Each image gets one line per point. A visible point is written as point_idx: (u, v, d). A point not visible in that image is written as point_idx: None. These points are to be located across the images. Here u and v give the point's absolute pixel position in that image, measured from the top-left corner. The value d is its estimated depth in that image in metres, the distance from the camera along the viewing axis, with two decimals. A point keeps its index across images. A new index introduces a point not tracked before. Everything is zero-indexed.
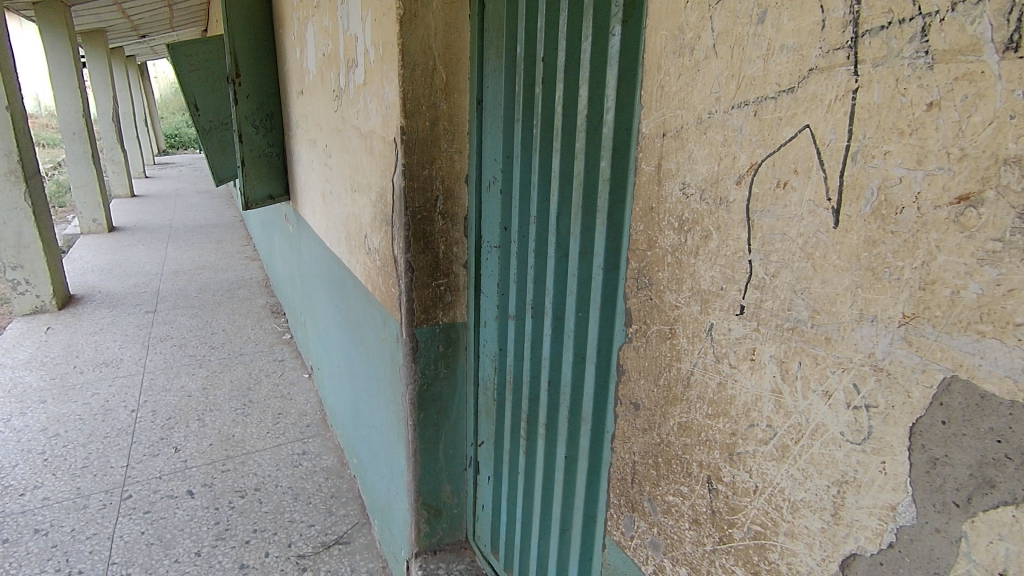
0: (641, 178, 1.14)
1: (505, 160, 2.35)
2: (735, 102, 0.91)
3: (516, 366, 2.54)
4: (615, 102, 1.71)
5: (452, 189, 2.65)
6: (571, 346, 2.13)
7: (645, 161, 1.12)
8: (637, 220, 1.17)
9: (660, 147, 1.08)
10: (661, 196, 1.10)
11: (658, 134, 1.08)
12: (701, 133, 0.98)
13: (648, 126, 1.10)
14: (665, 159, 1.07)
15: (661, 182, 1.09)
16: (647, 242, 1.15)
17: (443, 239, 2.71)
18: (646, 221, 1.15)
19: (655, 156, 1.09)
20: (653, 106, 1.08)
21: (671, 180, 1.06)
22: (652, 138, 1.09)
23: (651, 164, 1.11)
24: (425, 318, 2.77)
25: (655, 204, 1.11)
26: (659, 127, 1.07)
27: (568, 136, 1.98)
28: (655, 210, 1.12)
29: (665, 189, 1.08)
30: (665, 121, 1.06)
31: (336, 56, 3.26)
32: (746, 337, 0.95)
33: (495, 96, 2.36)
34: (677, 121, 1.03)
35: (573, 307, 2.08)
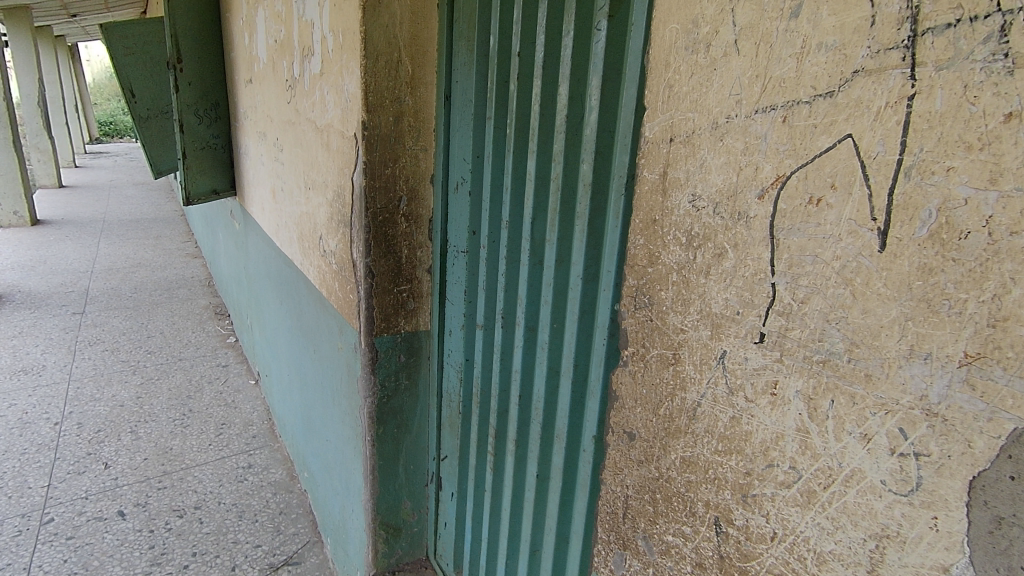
0: (642, 187, 1.03)
1: (475, 160, 2.21)
2: (759, 105, 0.81)
3: (483, 378, 2.41)
4: (599, 103, 1.61)
5: (417, 189, 2.49)
6: (545, 359, 2.02)
7: (647, 168, 1.01)
8: (636, 232, 1.06)
9: (666, 154, 0.97)
10: (665, 208, 0.99)
11: (664, 138, 0.97)
12: (716, 139, 0.88)
13: (652, 129, 0.99)
14: (671, 166, 0.97)
15: (666, 191, 0.98)
16: (647, 258, 1.04)
17: (406, 243, 2.54)
18: (646, 234, 1.04)
19: (660, 163, 0.99)
20: (659, 107, 0.97)
21: (678, 191, 0.96)
22: (657, 143, 0.99)
23: (654, 172, 1.00)
24: (386, 327, 2.60)
25: (657, 216, 1.01)
26: (666, 130, 0.96)
27: (545, 137, 1.87)
28: (658, 222, 1.01)
29: (671, 200, 0.98)
30: (672, 124, 0.95)
31: (290, 43, 3.03)
32: (766, 369, 0.85)
33: (464, 92, 2.21)
34: (687, 125, 0.92)
35: (548, 318, 1.97)
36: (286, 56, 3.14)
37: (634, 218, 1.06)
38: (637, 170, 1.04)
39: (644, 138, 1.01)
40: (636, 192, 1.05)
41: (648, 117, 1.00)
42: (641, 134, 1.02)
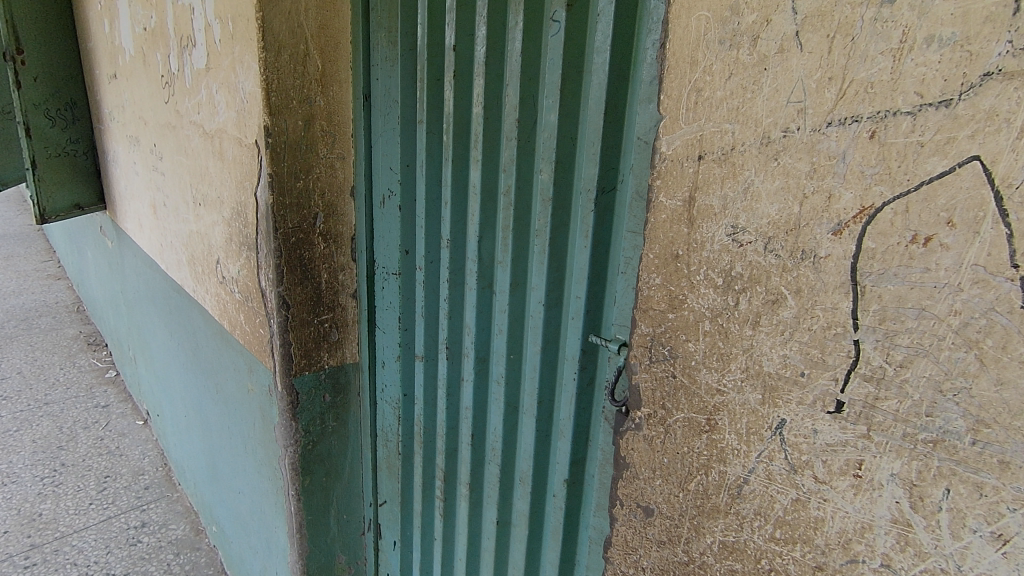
0: (658, 214, 0.84)
1: (405, 169, 1.93)
2: (834, 116, 0.63)
3: (426, 415, 2.13)
4: (557, 106, 1.41)
5: (335, 204, 2.15)
6: (501, 393, 1.79)
7: (666, 190, 0.82)
8: (650, 270, 0.86)
9: (694, 174, 0.78)
10: (693, 241, 0.80)
11: (690, 155, 0.78)
12: (768, 158, 0.69)
13: (673, 143, 0.80)
14: (700, 190, 0.78)
15: (692, 220, 0.79)
16: (666, 302, 0.85)
17: (325, 266, 2.20)
18: (665, 272, 0.84)
19: (685, 186, 0.79)
20: (684, 116, 0.78)
21: (712, 221, 0.77)
22: (680, 162, 0.79)
23: (676, 197, 0.81)
24: (307, 364, 2.25)
25: (681, 250, 0.82)
26: (693, 147, 0.77)
27: (490, 144, 1.64)
28: (681, 258, 0.82)
29: (700, 232, 0.78)
30: (702, 138, 0.76)
31: (165, 32, 2.56)
32: (845, 446, 0.68)
33: (388, 92, 1.93)
34: (725, 140, 0.73)
35: (502, 348, 1.74)
36: (161, 48, 2.65)
37: (648, 252, 0.87)
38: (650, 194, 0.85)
39: (659, 155, 0.82)
40: (651, 220, 0.85)
41: (666, 129, 0.81)
42: (657, 149, 0.83)
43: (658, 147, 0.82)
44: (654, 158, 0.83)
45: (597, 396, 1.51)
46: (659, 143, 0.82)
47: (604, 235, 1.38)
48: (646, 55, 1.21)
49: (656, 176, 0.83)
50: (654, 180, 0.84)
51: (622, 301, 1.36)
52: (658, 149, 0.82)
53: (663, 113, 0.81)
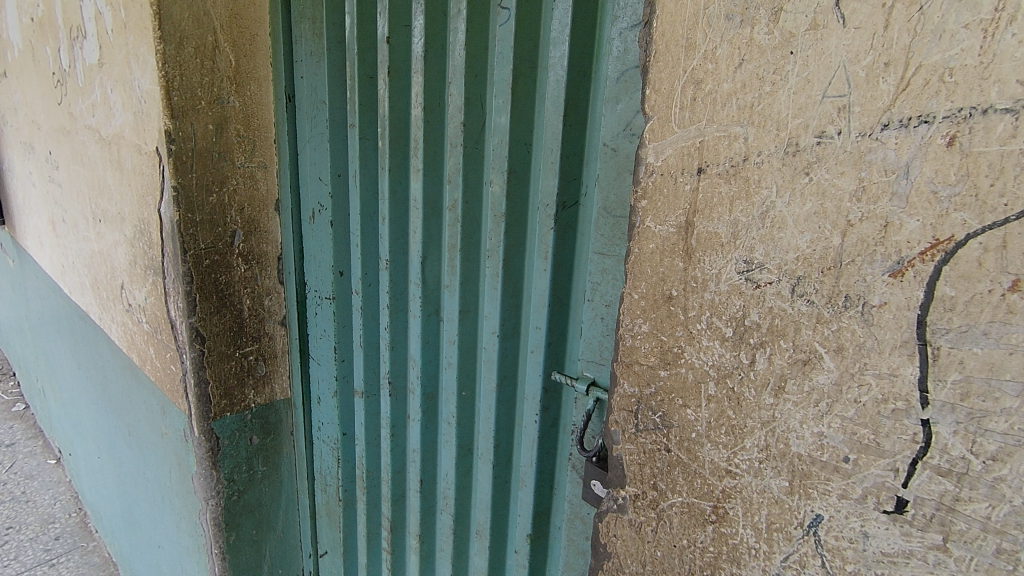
0: (644, 236, 0.78)
1: (337, 179, 1.70)
2: (901, 116, 0.54)
3: (369, 457, 1.89)
4: (507, 106, 1.21)
5: (256, 220, 1.88)
6: (452, 435, 1.57)
7: (652, 214, 0.77)
8: (631, 312, 0.82)
9: (696, 187, 0.71)
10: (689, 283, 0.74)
11: (689, 164, 0.72)
12: (799, 172, 0.62)
13: (664, 150, 0.74)
14: (698, 212, 0.71)
15: (689, 256, 0.73)
16: (656, 355, 0.80)
17: (247, 291, 1.92)
18: (655, 310, 0.78)
19: (682, 205, 0.73)
20: (682, 113, 0.72)
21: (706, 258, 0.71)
22: (671, 172, 0.74)
23: (665, 221, 0.75)
24: (228, 404, 1.97)
25: (669, 283, 0.76)
26: (689, 154, 0.72)
27: (433, 152, 1.43)
28: (674, 299, 0.76)
29: (698, 266, 0.72)
30: (702, 143, 0.70)
31: (53, 22, 2.22)
32: (910, 558, 0.60)
33: (315, 92, 1.69)
34: (743, 145, 0.66)
35: (452, 385, 1.53)
36: (49, 41, 2.30)
37: (637, 289, 0.80)
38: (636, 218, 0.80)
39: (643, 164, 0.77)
40: (634, 252, 0.80)
41: (654, 131, 0.76)
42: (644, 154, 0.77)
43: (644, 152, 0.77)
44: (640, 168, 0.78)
45: (562, 438, 1.33)
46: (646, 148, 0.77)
47: (565, 257, 1.20)
48: (613, 47, 1.05)
49: (644, 196, 0.78)
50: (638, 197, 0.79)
51: (588, 332, 1.19)
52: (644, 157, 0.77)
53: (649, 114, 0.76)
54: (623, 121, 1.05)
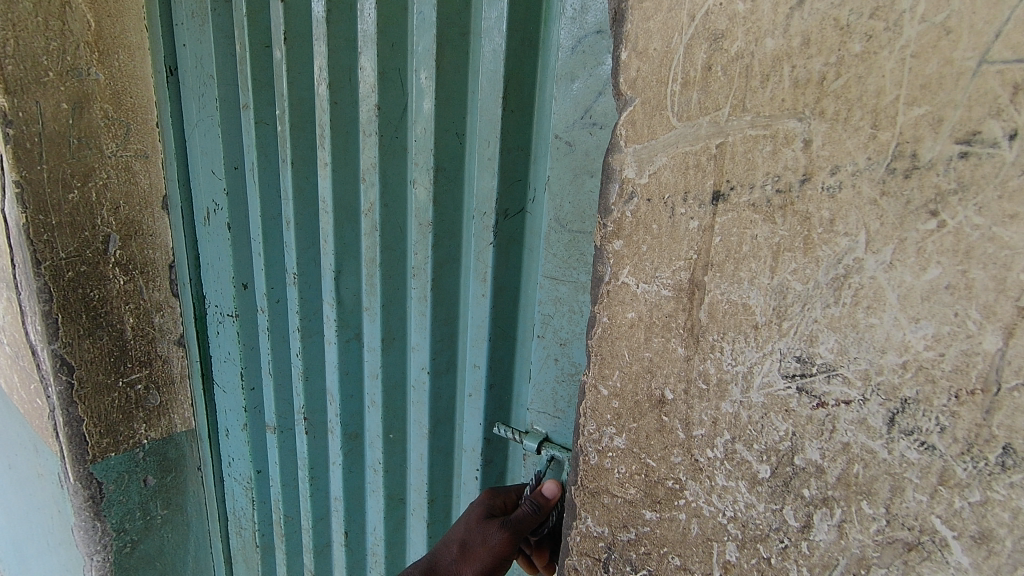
0: (617, 293, 0.63)
1: (232, 171, 1.38)
2: None
3: (286, 500, 1.61)
4: (432, 84, 0.93)
5: (137, 220, 1.54)
6: (379, 483, 1.31)
7: (625, 261, 0.62)
8: (597, 418, 0.68)
9: (713, 216, 0.54)
10: (690, 379, 0.59)
11: (700, 186, 0.55)
12: (920, 208, 0.44)
13: (654, 152, 0.57)
14: (705, 265, 0.56)
15: (691, 334, 0.58)
16: (640, 488, 0.66)
17: (130, 307, 1.58)
18: (633, 394, 0.64)
19: (682, 250, 0.57)
20: (690, 93, 0.54)
21: (715, 338, 0.57)
22: (658, 187, 0.58)
23: (652, 278, 0.60)
24: (113, 444, 1.63)
25: (657, 367, 0.61)
26: (696, 160, 0.54)
27: (347, 142, 1.13)
28: (665, 403, 0.61)
29: (703, 348, 0.57)
30: (725, 142, 0.52)
31: None
32: None
33: (200, 62, 1.36)
34: (805, 149, 0.48)
35: (377, 427, 1.26)
36: None
37: (606, 380, 0.67)
38: (602, 261, 0.65)
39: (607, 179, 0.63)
40: (602, 325, 0.65)
41: (630, 117, 0.59)
42: (614, 145, 0.61)
43: (613, 144, 0.61)
44: (604, 185, 0.63)
45: None
46: (615, 138, 0.61)
47: (508, 279, 0.96)
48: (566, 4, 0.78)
49: (617, 232, 0.62)
50: (603, 234, 0.64)
51: (539, 378, 0.94)
52: (608, 159, 0.62)
53: (629, 92, 0.59)
54: (580, 106, 0.78)
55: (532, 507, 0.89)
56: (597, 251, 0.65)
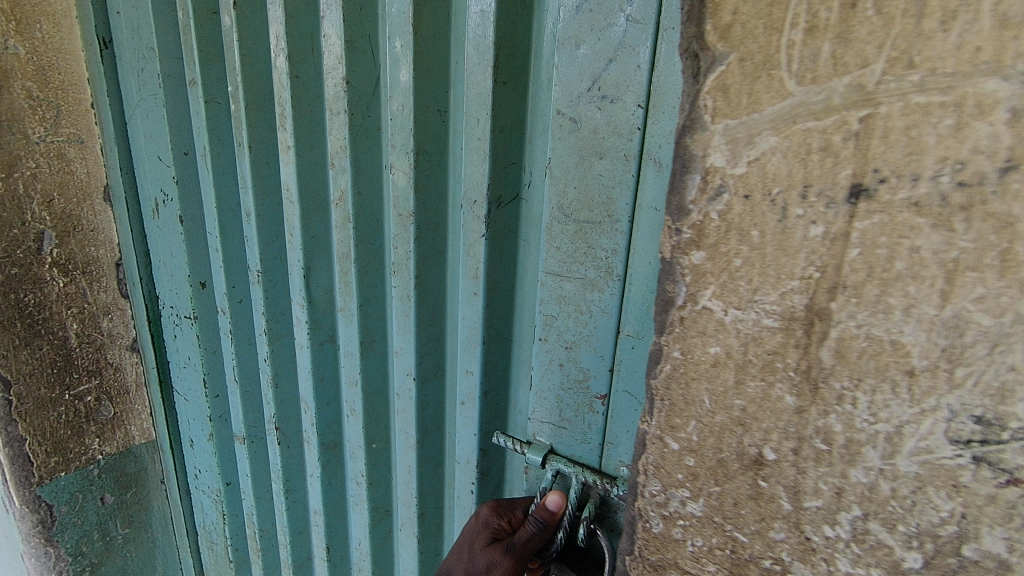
0: (696, 322, 0.51)
1: (182, 157, 1.23)
2: None
3: (260, 513, 1.49)
4: (409, 52, 0.81)
5: (75, 215, 1.37)
6: (362, 497, 1.20)
7: (708, 279, 0.49)
8: (663, 478, 0.56)
9: (849, 220, 0.41)
10: (802, 437, 0.47)
11: (825, 179, 0.41)
12: None
13: (756, 131, 0.44)
14: (831, 288, 0.43)
15: (807, 380, 0.45)
16: (723, 567, 0.54)
17: (73, 312, 1.41)
18: (715, 446, 0.52)
19: (798, 267, 0.44)
20: (819, 42, 0.39)
21: (840, 387, 0.44)
22: (762, 180, 0.44)
23: (749, 302, 0.47)
24: (63, 462, 1.48)
25: (753, 419, 0.49)
26: (824, 140, 0.41)
27: (313, 122, 1.00)
28: (764, 465, 0.49)
29: (825, 399, 0.45)
30: (876, 114, 0.38)
31: None
32: None
33: (136, 32, 1.19)
34: (1013, 123, 0.34)
35: (358, 437, 1.15)
36: None
37: (676, 432, 0.55)
38: (672, 279, 0.52)
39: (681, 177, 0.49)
40: (676, 362, 0.53)
41: (721, 80, 0.45)
42: (696, 121, 0.47)
43: (694, 118, 0.47)
44: (680, 175, 0.49)
45: None
46: (700, 112, 0.46)
47: (502, 275, 0.85)
48: None
49: (697, 242, 0.49)
50: (677, 242, 0.50)
51: (542, 386, 0.84)
52: (687, 142, 0.48)
53: (720, 46, 0.44)
54: (587, 75, 0.66)
55: (538, 527, 0.80)
56: (665, 266, 0.52)
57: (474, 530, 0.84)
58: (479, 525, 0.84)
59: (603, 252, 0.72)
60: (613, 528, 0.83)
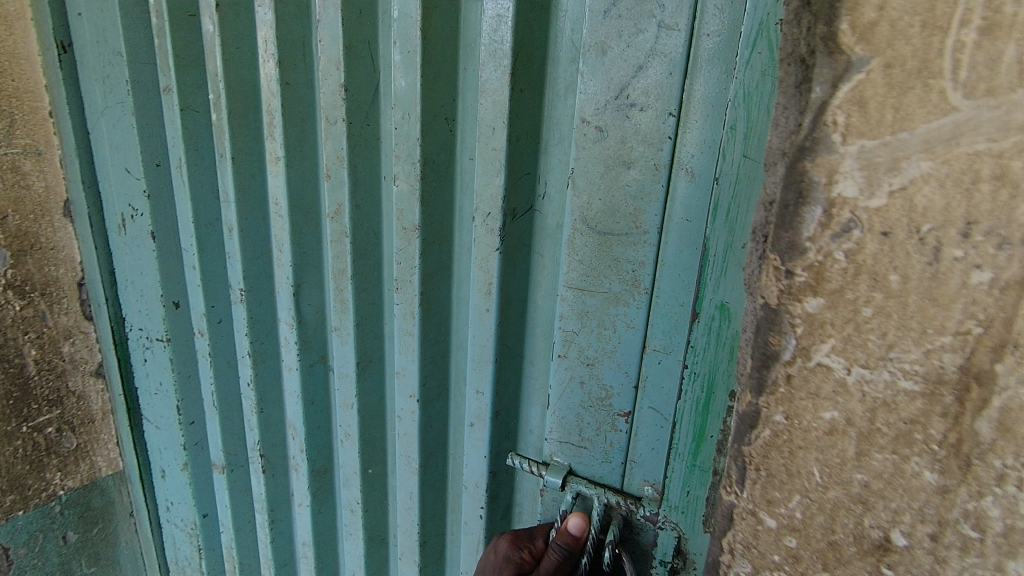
0: (808, 383, 0.48)
1: (155, 168, 1.15)
2: None
3: (240, 546, 1.41)
4: (415, 58, 0.77)
5: (31, 232, 1.26)
6: (357, 525, 1.14)
7: (825, 331, 0.47)
8: (755, 557, 0.55)
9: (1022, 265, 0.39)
10: (943, 521, 0.45)
11: (997, 215, 0.39)
12: None
13: (903, 153, 0.41)
14: (993, 354, 0.41)
15: (957, 456, 0.44)
16: None
17: (30, 337, 1.30)
18: (825, 526, 0.50)
19: (946, 328, 0.42)
20: (999, 46, 0.37)
21: (1001, 465, 0.43)
22: (906, 216, 0.42)
23: (881, 361, 0.45)
24: (22, 501, 1.36)
25: (879, 498, 0.47)
26: (996, 163, 0.39)
27: (304, 132, 0.95)
28: (891, 549, 0.48)
29: (980, 478, 0.44)
30: None
31: None
32: None
33: (101, 35, 1.11)
34: None
35: (353, 463, 1.09)
36: None
37: (774, 508, 0.53)
38: (778, 331, 0.49)
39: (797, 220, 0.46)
40: (777, 427, 0.51)
41: (856, 92, 0.42)
42: (819, 141, 0.44)
43: (816, 138, 0.45)
44: (794, 210, 0.47)
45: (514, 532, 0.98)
46: (825, 131, 0.44)
47: (516, 290, 0.82)
48: None
49: (814, 287, 0.46)
50: (788, 287, 0.48)
51: (559, 405, 0.81)
52: (806, 167, 0.45)
53: (858, 49, 0.42)
54: (614, 84, 0.64)
55: (562, 556, 0.77)
56: (768, 316, 0.50)
57: (498, 560, 0.81)
58: (502, 556, 0.81)
59: (629, 266, 0.69)
60: (641, 551, 0.80)
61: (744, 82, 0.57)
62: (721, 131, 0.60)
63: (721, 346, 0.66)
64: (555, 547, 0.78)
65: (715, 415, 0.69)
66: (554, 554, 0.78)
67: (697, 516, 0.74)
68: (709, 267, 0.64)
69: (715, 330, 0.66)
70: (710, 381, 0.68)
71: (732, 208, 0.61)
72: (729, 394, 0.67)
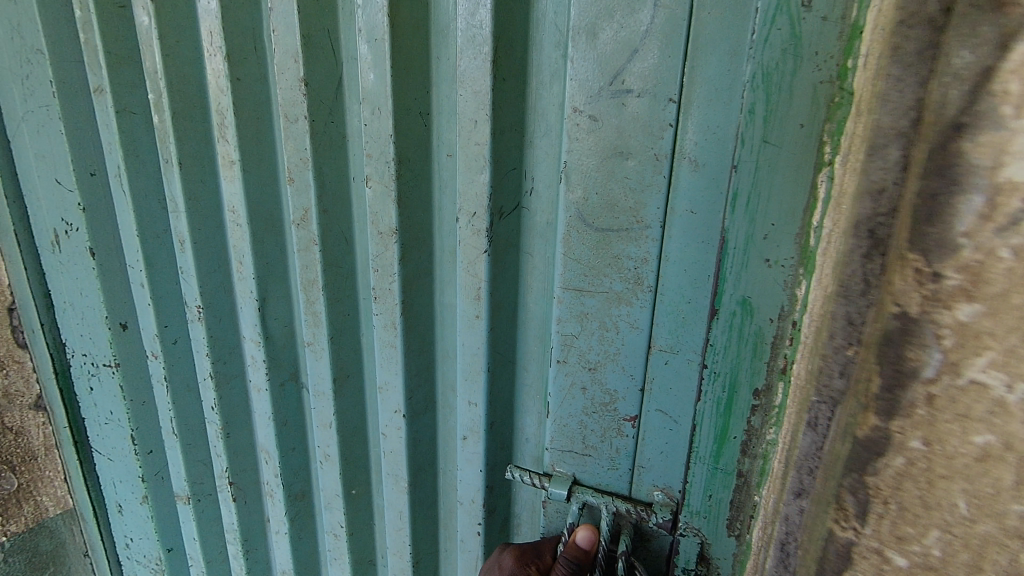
0: (959, 406, 0.34)
1: (89, 178, 1.03)
2: None
3: None
4: (384, 45, 0.70)
5: None
6: (342, 549, 1.08)
7: (993, 353, 0.32)
8: None
9: None
10: None
11: None
12: None
13: None
14: None
15: None
16: None
17: None
18: (972, 565, 0.35)
19: None
20: None
21: None
22: None
23: None
24: None
25: None
26: None
27: (260, 132, 0.86)
28: None
29: None
30: None
31: None
32: None
33: (16, 31, 0.98)
34: None
35: (335, 485, 1.02)
36: None
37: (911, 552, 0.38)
38: (915, 343, 0.36)
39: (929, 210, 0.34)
40: (915, 455, 0.37)
41: None
42: (981, 116, 0.31)
43: (976, 113, 0.32)
44: (942, 202, 0.33)
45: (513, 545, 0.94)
46: (990, 102, 0.31)
47: (506, 293, 0.77)
48: None
49: (971, 292, 0.33)
50: (932, 293, 0.34)
51: (560, 412, 0.76)
52: (962, 147, 0.32)
53: None
54: (608, 69, 0.59)
55: (572, 566, 0.72)
56: (900, 326, 0.36)
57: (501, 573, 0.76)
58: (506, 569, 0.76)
59: (631, 262, 0.65)
60: (657, 554, 0.77)
61: (758, 62, 0.53)
62: (728, 117, 0.56)
63: (743, 342, 0.62)
64: (564, 556, 0.74)
65: (737, 415, 0.65)
66: (563, 564, 0.73)
67: (720, 520, 0.71)
68: (728, 260, 0.60)
69: (737, 327, 0.62)
70: (732, 381, 0.64)
71: (752, 196, 0.57)
72: (752, 393, 0.64)
